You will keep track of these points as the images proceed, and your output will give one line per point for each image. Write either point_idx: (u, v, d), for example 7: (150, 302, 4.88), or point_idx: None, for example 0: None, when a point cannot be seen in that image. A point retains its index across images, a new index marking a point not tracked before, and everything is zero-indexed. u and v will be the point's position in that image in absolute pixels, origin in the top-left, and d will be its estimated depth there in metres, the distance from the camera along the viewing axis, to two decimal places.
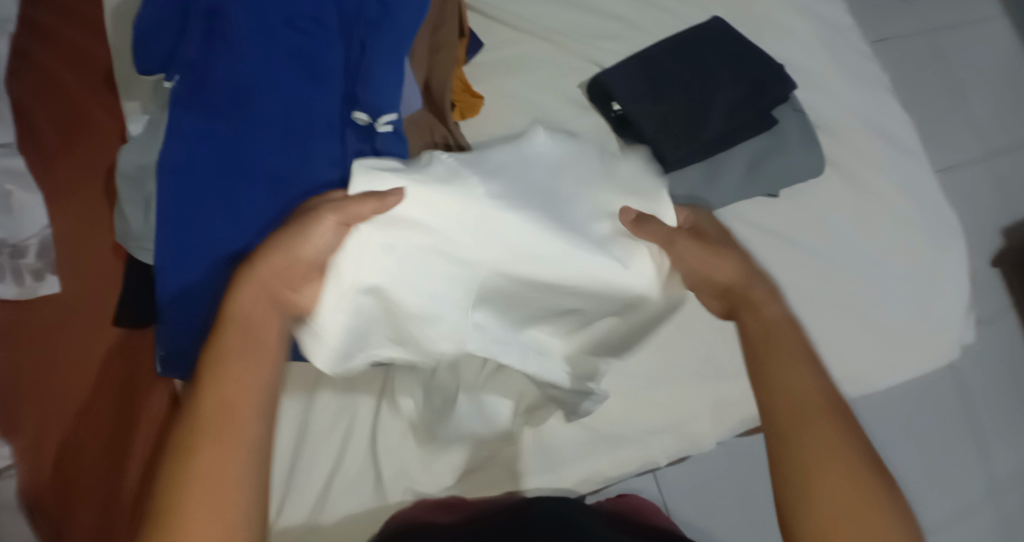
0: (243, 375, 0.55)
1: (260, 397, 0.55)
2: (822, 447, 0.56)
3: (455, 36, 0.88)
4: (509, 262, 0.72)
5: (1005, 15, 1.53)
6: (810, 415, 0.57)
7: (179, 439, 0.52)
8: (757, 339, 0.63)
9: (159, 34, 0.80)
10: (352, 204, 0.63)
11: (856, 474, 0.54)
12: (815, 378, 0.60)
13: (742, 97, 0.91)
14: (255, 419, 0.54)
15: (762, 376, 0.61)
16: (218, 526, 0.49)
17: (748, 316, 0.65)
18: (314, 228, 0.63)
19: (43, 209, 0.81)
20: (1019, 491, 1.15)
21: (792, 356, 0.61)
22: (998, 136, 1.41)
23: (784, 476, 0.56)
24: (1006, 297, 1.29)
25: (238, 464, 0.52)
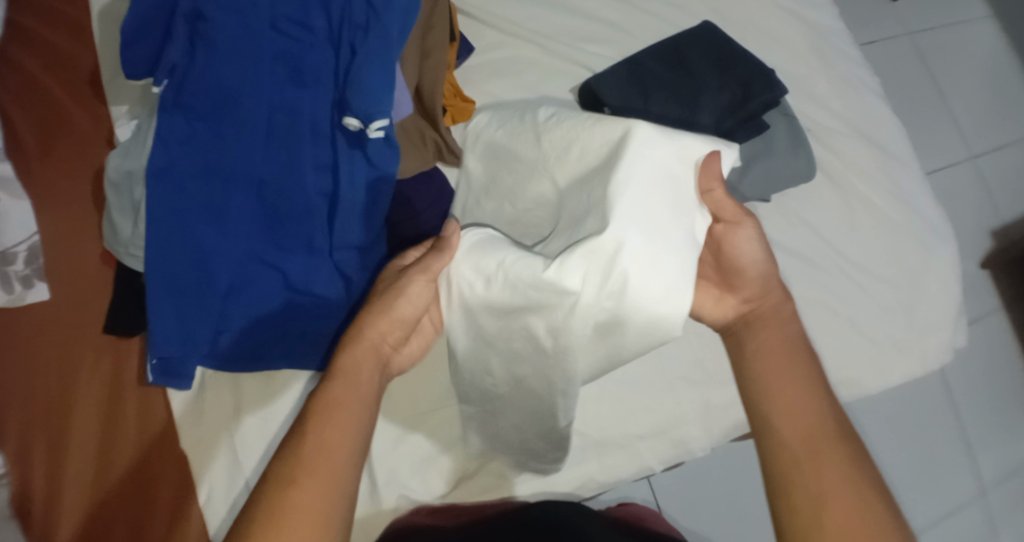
0: (337, 420, 0.61)
1: (357, 425, 0.62)
2: (833, 473, 0.60)
3: (445, 40, 0.87)
4: (622, 188, 0.64)
5: (991, 18, 1.55)
6: (820, 442, 0.62)
7: (285, 458, 0.59)
8: (759, 363, 0.68)
9: (141, 36, 0.77)
10: (432, 260, 0.69)
11: (865, 497, 0.59)
12: (819, 403, 0.65)
13: (729, 102, 0.92)
14: (348, 450, 0.60)
15: (768, 403, 0.66)
16: (321, 498, 0.57)
17: (756, 333, 0.70)
18: (408, 288, 0.69)
19: (30, 216, 0.81)
20: (1003, 491, 1.18)
21: (807, 383, 0.66)
22: (985, 139, 1.42)
23: (788, 503, 0.61)
24: (989, 300, 1.31)
25: (320, 502, 0.57)
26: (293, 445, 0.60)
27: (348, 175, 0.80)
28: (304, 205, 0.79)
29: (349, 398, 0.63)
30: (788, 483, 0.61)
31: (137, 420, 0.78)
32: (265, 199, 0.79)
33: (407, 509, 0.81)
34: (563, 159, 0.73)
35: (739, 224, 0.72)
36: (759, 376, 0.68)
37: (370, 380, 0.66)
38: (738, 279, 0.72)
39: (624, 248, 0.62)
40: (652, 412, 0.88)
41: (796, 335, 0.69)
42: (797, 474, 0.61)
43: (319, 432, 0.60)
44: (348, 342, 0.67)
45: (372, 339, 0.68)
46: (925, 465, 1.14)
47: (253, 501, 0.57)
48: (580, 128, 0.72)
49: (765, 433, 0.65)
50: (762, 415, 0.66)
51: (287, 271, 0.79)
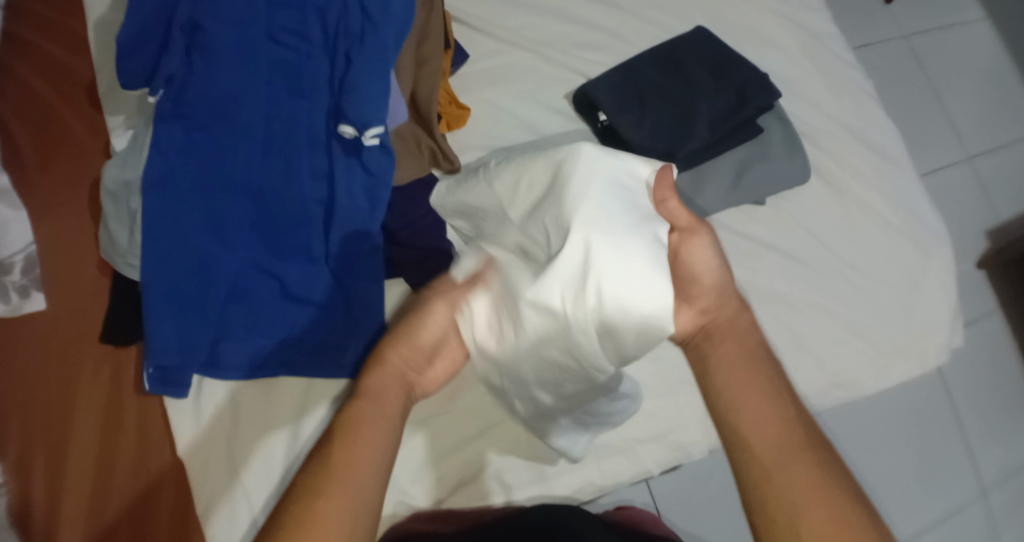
0: (366, 436, 0.61)
1: (383, 445, 0.61)
2: (803, 483, 0.58)
3: (439, 48, 0.88)
4: (571, 208, 0.64)
5: (985, 19, 1.55)
6: (788, 451, 0.60)
7: (314, 470, 0.58)
8: (721, 373, 0.66)
9: (138, 48, 0.78)
10: (455, 290, 0.72)
11: (837, 507, 0.57)
12: (784, 411, 0.62)
13: (724, 106, 0.92)
14: (375, 468, 0.60)
15: (733, 415, 0.63)
16: (349, 513, 0.56)
17: (717, 343, 0.67)
18: (429, 315, 0.71)
19: (26, 225, 0.80)
20: (1004, 491, 1.18)
21: (772, 390, 0.63)
22: (980, 140, 1.43)
23: (763, 515, 0.59)
24: (987, 300, 1.32)
25: (348, 516, 0.56)
26: (319, 461, 0.59)
27: (345, 183, 0.80)
28: (301, 214, 0.80)
29: (377, 417, 0.63)
30: (762, 495, 0.59)
31: (136, 428, 0.78)
32: (262, 208, 0.79)
33: (405, 515, 0.80)
34: (519, 201, 0.71)
35: (694, 232, 0.69)
36: (723, 388, 0.65)
37: (397, 406, 0.65)
38: (692, 288, 0.69)
39: (592, 252, 0.62)
40: (649, 416, 0.88)
41: (755, 344, 0.67)
42: (767, 486, 0.59)
43: (347, 447, 0.60)
44: (371, 366, 0.67)
45: (394, 370, 0.67)
46: (926, 466, 1.14)
47: (280, 513, 0.56)
48: (530, 161, 0.72)
49: (733, 445, 0.62)
50: (729, 427, 0.63)
51: (285, 280, 0.79)
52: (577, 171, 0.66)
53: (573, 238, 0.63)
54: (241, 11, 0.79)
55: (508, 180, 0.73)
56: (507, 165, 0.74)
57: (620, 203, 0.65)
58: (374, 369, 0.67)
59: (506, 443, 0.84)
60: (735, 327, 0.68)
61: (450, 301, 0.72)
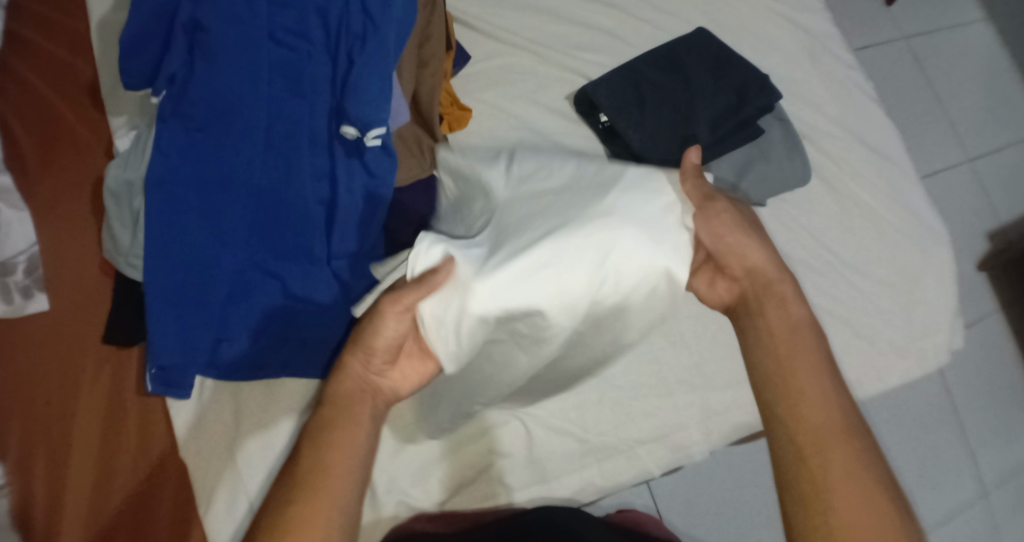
0: (337, 443, 0.62)
1: (359, 452, 0.62)
2: (837, 467, 0.58)
3: (441, 49, 0.88)
4: (595, 200, 0.66)
5: (985, 20, 1.56)
6: (827, 433, 0.60)
7: (286, 486, 0.59)
8: (769, 344, 0.65)
9: (141, 48, 0.79)
10: (408, 294, 0.65)
11: (871, 494, 0.57)
12: (828, 393, 0.61)
13: (724, 107, 0.93)
14: (350, 475, 0.61)
15: (776, 388, 0.63)
16: (328, 519, 0.58)
17: (762, 312, 0.67)
18: (380, 322, 0.67)
19: (28, 225, 0.80)
20: (1005, 492, 1.18)
21: (816, 366, 0.63)
22: (981, 141, 1.43)
23: (795, 494, 0.59)
24: (988, 302, 1.32)
25: (326, 525, 0.57)
26: (292, 472, 0.60)
27: (346, 184, 0.81)
28: (302, 214, 0.80)
29: (348, 425, 0.63)
30: (792, 474, 0.59)
31: (138, 429, 0.78)
32: (264, 209, 0.79)
33: (407, 517, 0.80)
34: (525, 201, 0.71)
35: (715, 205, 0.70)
36: (775, 359, 0.64)
37: (369, 409, 0.65)
38: (727, 257, 0.70)
39: (614, 231, 0.64)
40: (650, 416, 0.88)
41: (802, 317, 0.65)
42: (801, 466, 0.59)
43: (320, 457, 0.61)
44: (338, 373, 0.67)
45: (364, 369, 0.67)
46: (927, 467, 1.14)
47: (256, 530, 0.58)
48: (552, 162, 0.74)
49: (773, 423, 0.62)
50: (773, 401, 0.62)
51: (286, 279, 0.79)
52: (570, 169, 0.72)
53: (577, 222, 0.65)
54: (242, 10, 0.79)
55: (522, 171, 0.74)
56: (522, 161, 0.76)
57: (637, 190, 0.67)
58: (339, 379, 0.66)
59: (507, 444, 0.84)
60: (780, 299, 0.67)
61: (407, 306, 0.66)
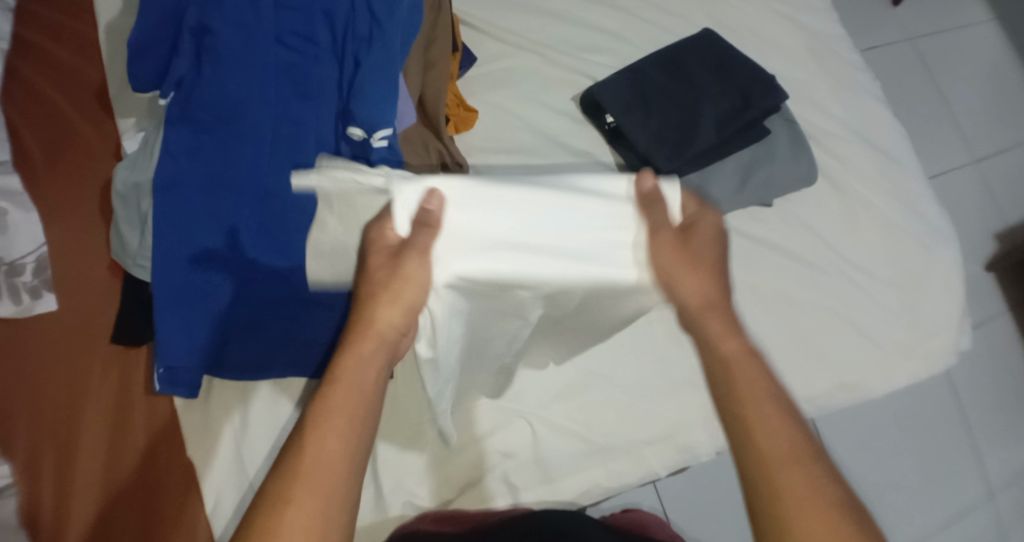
0: (337, 427, 0.60)
1: (358, 441, 0.60)
2: (797, 496, 0.57)
3: (447, 51, 0.88)
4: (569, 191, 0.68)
5: (992, 20, 1.55)
6: (784, 461, 0.59)
7: (280, 473, 0.58)
8: (725, 373, 0.63)
9: (149, 52, 0.79)
10: (420, 235, 0.64)
11: (832, 531, 0.55)
12: (789, 421, 0.60)
13: (730, 108, 0.92)
14: (347, 462, 0.59)
15: (730, 421, 0.62)
16: (323, 509, 0.56)
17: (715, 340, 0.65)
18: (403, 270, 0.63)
19: (37, 226, 0.81)
20: (1013, 494, 1.17)
21: (763, 397, 0.61)
22: (988, 142, 1.43)
23: (758, 526, 0.58)
24: (994, 303, 1.31)
25: (321, 515, 0.56)
26: (289, 457, 0.58)
27: None
28: (308, 215, 0.78)
29: (351, 406, 0.61)
30: (752, 505, 0.59)
31: (145, 429, 0.79)
32: (270, 210, 0.78)
33: (412, 516, 0.81)
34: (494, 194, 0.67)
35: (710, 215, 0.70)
36: (732, 389, 0.63)
37: (375, 379, 0.63)
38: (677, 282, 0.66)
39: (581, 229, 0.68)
40: (655, 416, 0.88)
41: (749, 349, 0.64)
42: (764, 492, 0.58)
43: (319, 441, 0.59)
44: (346, 345, 0.64)
45: (379, 331, 0.64)
46: (932, 468, 1.14)
47: (251, 516, 0.56)
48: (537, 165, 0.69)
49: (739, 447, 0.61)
50: (734, 429, 0.62)
51: (292, 280, 0.78)
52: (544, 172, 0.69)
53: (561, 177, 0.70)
54: (247, 15, 0.80)
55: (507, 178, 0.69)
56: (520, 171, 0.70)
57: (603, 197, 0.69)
58: (345, 355, 0.63)
59: (512, 444, 0.84)
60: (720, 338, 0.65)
61: (422, 251, 0.64)
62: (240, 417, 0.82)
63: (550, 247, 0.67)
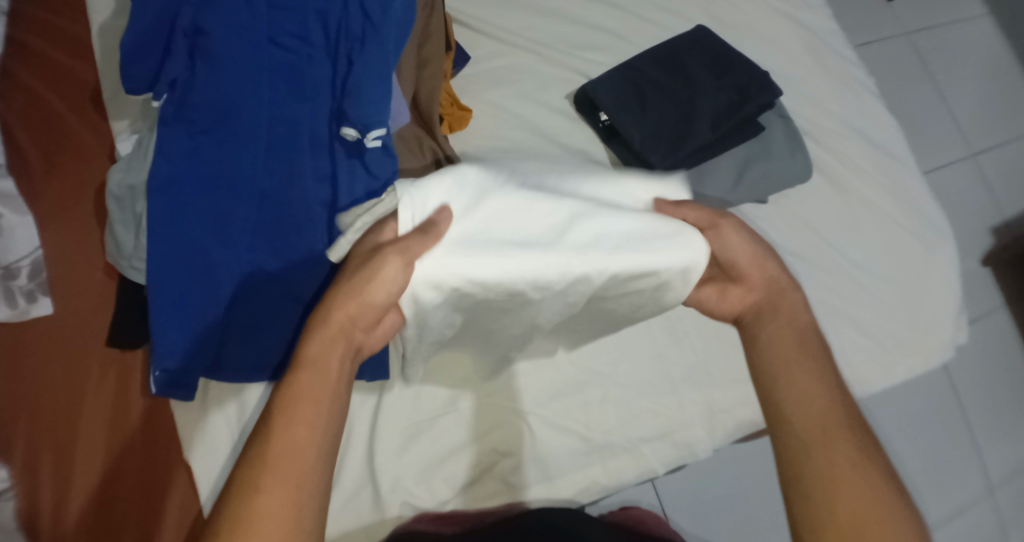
0: (305, 418, 0.57)
1: (326, 432, 0.58)
2: (841, 467, 0.58)
3: (441, 51, 0.88)
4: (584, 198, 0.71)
5: (989, 15, 1.55)
6: (832, 431, 0.60)
7: (250, 461, 0.55)
8: (771, 356, 0.65)
9: (143, 53, 0.79)
10: (414, 242, 0.63)
11: (875, 502, 0.57)
12: (834, 395, 0.62)
13: (726, 104, 0.92)
14: (317, 454, 0.56)
15: (778, 388, 0.63)
16: (293, 503, 0.54)
17: (765, 324, 0.67)
18: (379, 269, 0.62)
19: (32, 231, 0.81)
20: (1013, 489, 1.17)
21: (813, 368, 0.63)
22: (985, 137, 1.42)
23: (800, 493, 0.59)
24: (993, 297, 1.31)
25: (291, 507, 0.54)
26: (258, 446, 0.56)
27: (349, 186, 0.81)
28: (305, 215, 0.80)
29: (319, 393, 0.59)
30: (796, 473, 0.60)
31: (143, 431, 0.79)
32: (267, 211, 0.79)
33: (410, 516, 0.80)
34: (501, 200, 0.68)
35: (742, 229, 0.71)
36: (782, 358, 0.64)
37: (340, 368, 0.61)
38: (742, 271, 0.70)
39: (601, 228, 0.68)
40: (653, 414, 0.88)
41: (809, 325, 0.66)
42: (808, 462, 0.59)
43: (286, 429, 0.56)
44: (309, 332, 0.62)
45: (344, 311, 0.62)
46: (931, 463, 1.14)
47: (219, 503, 0.54)
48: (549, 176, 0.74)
49: (779, 424, 0.62)
50: (780, 395, 0.63)
51: (287, 281, 0.79)
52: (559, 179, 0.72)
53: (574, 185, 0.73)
54: (242, 13, 0.79)
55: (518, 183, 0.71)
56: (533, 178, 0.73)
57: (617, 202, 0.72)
58: (309, 340, 0.61)
59: (510, 444, 0.84)
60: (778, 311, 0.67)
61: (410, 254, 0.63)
62: (235, 410, 0.81)
63: (581, 243, 0.67)
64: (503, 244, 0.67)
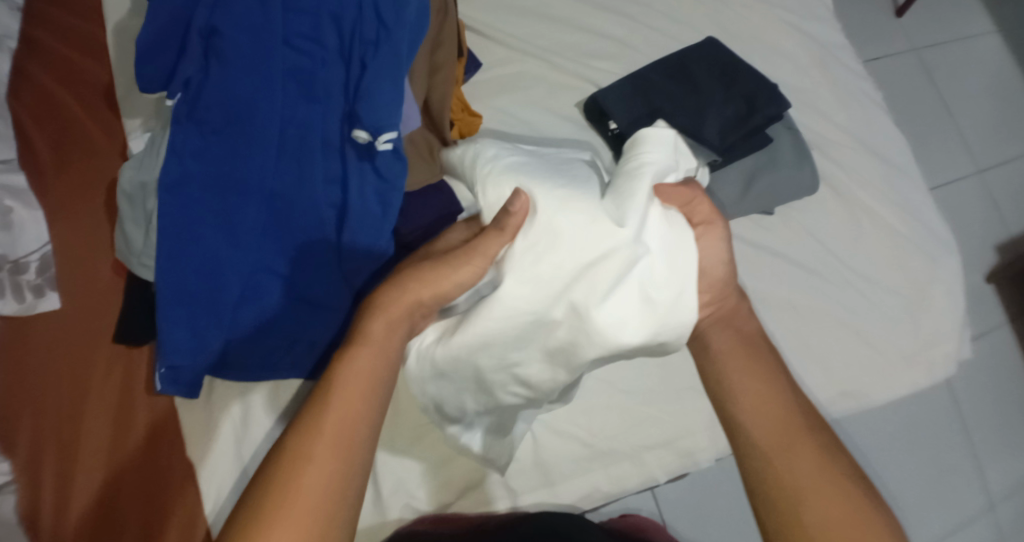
0: (320, 453, 0.54)
1: (349, 464, 0.54)
2: (806, 469, 0.59)
3: (452, 56, 0.89)
4: (584, 317, 0.65)
5: (996, 32, 1.55)
6: (790, 436, 0.61)
7: (299, 428, 0.55)
8: (724, 366, 0.66)
9: (159, 53, 0.80)
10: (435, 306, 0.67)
11: (843, 500, 0.57)
12: (786, 399, 0.63)
13: (733, 115, 0.93)
14: (331, 488, 0.53)
15: (735, 399, 0.64)
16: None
17: (717, 338, 0.68)
18: (460, 264, 0.65)
19: (41, 225, 0.81)
20: (1014, 505, 1.17)
21: (764, 375, 0.64)
22: (991, 154, 1.43)
23: (770, 502, 0.59)
24: (997, 314, 1.31)
25: (337, 475, 0.53)
26: (310, 413, 0.55)
27: (358, 188, 0.81)
28: (314, 217, 0.80)
29: (345, 422, 0.55)
30: (765, 481, 0.59)
31: (147, 428, 0.79)
32: (276, 211, 0.80)
33: (411, 519, 0.81)
34: (484, 344, 0.68)
35: (712, 225, 0.69)
36: (725, 374, 0.65)
37: (375, 396, 0.58)
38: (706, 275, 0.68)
39: (592, 347, 0.65)
40: (657, 423, 0.88)
41: (754, 332, 0.68)
42: (774, 470, 0.59)
43: (339, 399, 0.56)
44: (344, 353, 0.59)
45: (412, 298, 0.63)
46: (933, 477, 1.14)
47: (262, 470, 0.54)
48: (542, 298, 0.66)
49: (739, 435, 0.62)
50: (730, 407, 0.64)
51: (293, 280, 0.80)
52: (552, 293, 0.66)
53: (582, 304, 0.65)
54: (256, 13, 0.80)
55: (509, 308, 0.66)
56: (516, 297, 0.66)
57: (636, 314, 0.65)
58: (340, 376, 0.57)
59: None
60: (736, 322, 0.69)
61: (484, 253, 0.65)
62: (240, 409, 0.82)
63: (572, 365, 0.67)
64: (496, 370, 0.69)
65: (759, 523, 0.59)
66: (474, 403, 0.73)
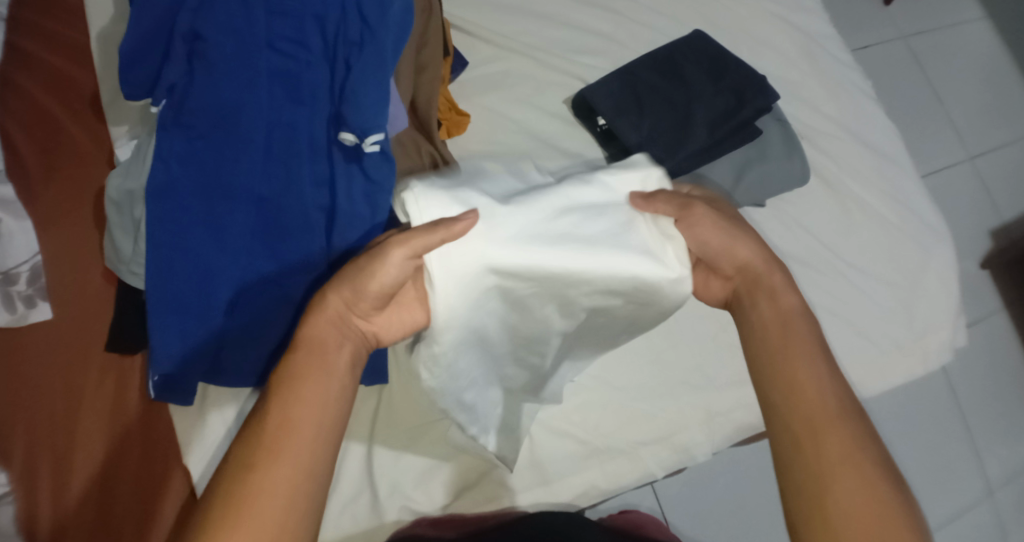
0: (281, 463, 0.56)
1: (311, 464, 0.57)
2: (835, 455, 0.58)
3: (439, 55, 0.89)
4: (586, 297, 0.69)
5: (985, 18, 1.55)
6: (821, 420, 0.59)
7: (247, 439, 0.57)
8: (760, 341, 0.65)
9: (143, 58, 0.79)
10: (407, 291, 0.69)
11: (870, 489, 0.56)
12: (822, 381, 0.61)
13: (722, 108, 0.93)
14: (298, 491, 0.55)
15: (772, 378, 0.63)
16: None
17: (752, 306, 0.67)
18: (384, 260, 0.64)
19: (31, 235, 0.79)
20: (1013, 491, 1.17)
21: (806, 356, 0.63)
22: (983, 140, 1.43)
23: (793, 483, 0.58)
24: (991, 301, 1.31)
25: (290, 482, 0.55)
26: (254, 425, 0.57)
27: (346, 190, 0.81)
28: (302, 222, 0.80)
29: (305, 428, 0.58)
30: (790, 464, 0.59)
31: (142, 434, 0.79)
32: (265, 215, 0.79)
33: (409, 521, 0.81)
34: (503, 335, 0.71)
35: (693, 211, 0.69)
36: (769, 354, 0.64)
37: (331, 397, 0.60)
38: (716, 259, 0.70)
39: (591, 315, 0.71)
40: (654, 418, 0.88)
41: (794, 306, 0.66)
42: (799, 455, 0.59)
43: (284, 408, 0.58)
44: (290, 360, 0.61)
45: (346, 300, 0.65)
46: (931, 465, 1.14)
47: (216, 480, 0.55)
48: (548, 294, 0.68)
49: (767, 412, 0.62)
50: (768, 387, 0.63)
51: (280, 282, 0.78)
52: (554, 285, 0.67)
53: (581, 287, 0.67)
54: (240, 17, 0.80)
55: (519, 301, 0.68)
56: (531, 294, 0.68)
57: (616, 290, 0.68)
58: (296, 382, 0.59)
59: None
60: (772, 297, 0.67)
61: (414, 248, 0.62)
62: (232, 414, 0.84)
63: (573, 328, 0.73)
64: (516, 365, 0.74)
65: (781, 505, 0.59)
66: (493, 404, 0.76)
